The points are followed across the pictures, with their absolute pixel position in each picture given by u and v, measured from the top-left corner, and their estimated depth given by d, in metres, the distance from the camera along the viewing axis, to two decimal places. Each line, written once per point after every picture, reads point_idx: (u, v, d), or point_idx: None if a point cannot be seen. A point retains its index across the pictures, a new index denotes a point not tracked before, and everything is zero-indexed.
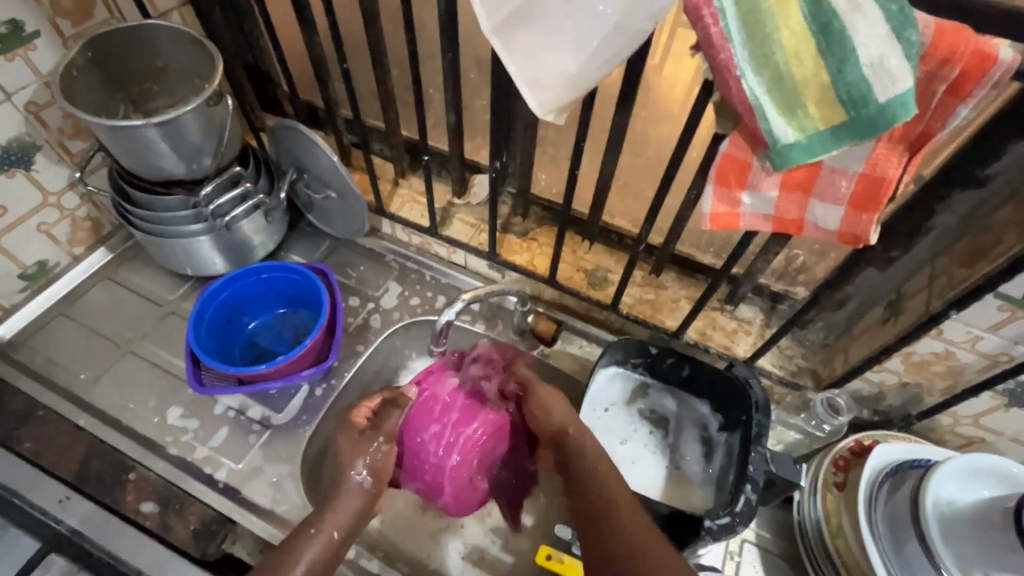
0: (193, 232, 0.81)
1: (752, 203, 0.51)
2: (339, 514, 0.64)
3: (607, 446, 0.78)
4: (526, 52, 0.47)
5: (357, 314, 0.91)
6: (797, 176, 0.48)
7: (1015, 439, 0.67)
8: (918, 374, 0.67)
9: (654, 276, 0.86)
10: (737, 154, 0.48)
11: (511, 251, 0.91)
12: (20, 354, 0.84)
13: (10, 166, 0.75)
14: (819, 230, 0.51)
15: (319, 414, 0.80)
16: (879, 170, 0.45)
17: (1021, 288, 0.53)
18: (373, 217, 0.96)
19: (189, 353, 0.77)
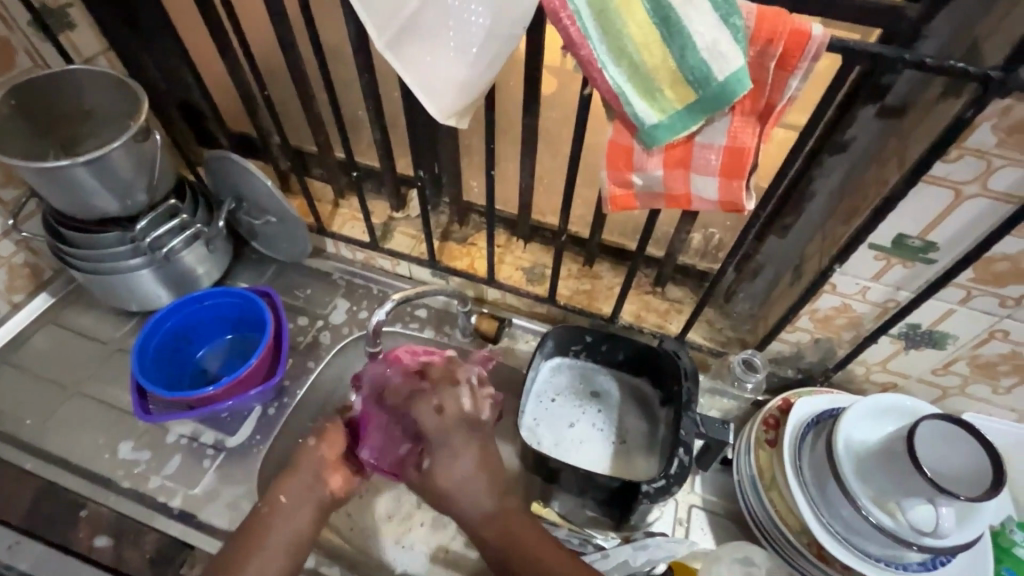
0: (132, 266, 0.83)
1: (644, 183, 0.56)
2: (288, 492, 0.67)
3: (558, 430, 0.81)
4: (416, 67, 0.51)
5: (307, 332, 0.93)
6: (675, 153, 0.53)
7: (921, 379, 0.74)
8: (824, 328, 0.73)
9: (588, 267, 0.91)
10: (617, 139, 0.53)
11: (452, 257, 0.95)
12: None
13: None
14: (704, 201, 0.56)
15: (273, 433, 0.81)
16: (739, 141, 0.50)
17: (888, 237, 0.58)
18: (317, 237, 0.99)
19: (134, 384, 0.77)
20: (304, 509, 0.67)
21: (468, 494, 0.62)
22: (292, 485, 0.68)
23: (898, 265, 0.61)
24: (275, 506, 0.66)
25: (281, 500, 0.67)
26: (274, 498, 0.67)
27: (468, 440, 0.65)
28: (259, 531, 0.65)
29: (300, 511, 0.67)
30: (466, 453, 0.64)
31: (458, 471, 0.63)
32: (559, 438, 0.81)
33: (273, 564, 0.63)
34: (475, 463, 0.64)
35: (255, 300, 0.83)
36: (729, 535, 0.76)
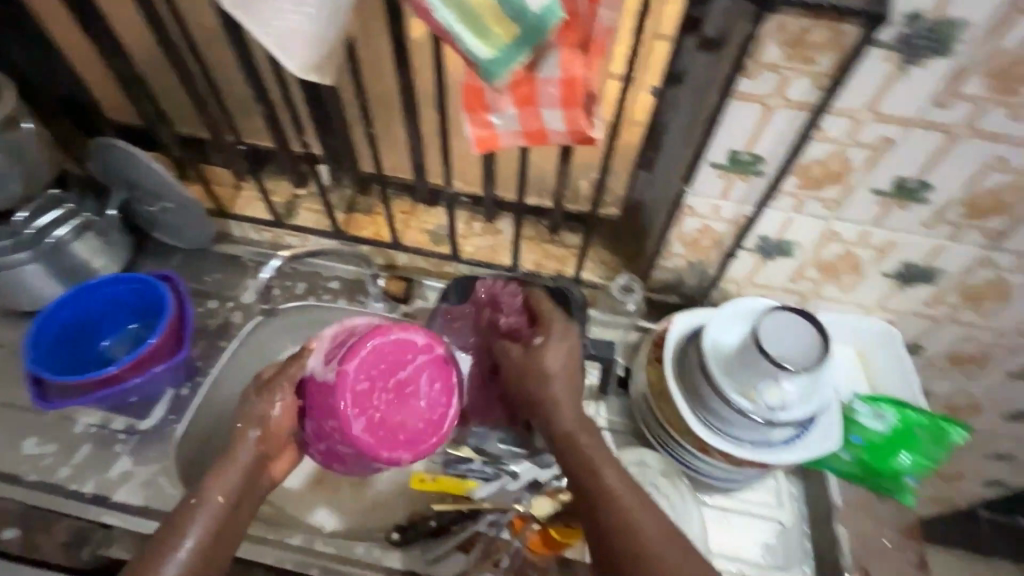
0: (17, 260, 0.80)
1: (502, 123, 0.61)
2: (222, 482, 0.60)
3: None
4: (266, 20, 0.54)
5: (217, 314, 0.94)
6: (522, 91, 0.58)
7: (782, 288, 0.83)
8: (695, 251, 0.81)
9: (490, 223, 0.96)
10: (468, 81, 0.58)
11: (358, 228, 0.97)
12: None
13: None
14: (557, 135, 0.61)
15: (188, 410, 0.81)
16: (570, 72, 0.56)
17: (723, 154, 0.66)
18: (220, 221, 0.99)
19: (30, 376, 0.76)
20: (246, 505, 0.62)
21: (579, 398, 0.66)
22: (228, 483, 0.60)
23: (739, 181, 0.69)
24: (208, 504, 0.59)
25: (219, 500, 0.59)
26: (212, 497, 0.59)
27: (567, 349, 0.68)
28: (184, 526, 0.57)
29: (238, 511, 0.60)
30: (566, 356, 0.68)
31: (568, 372, 0.67)
32: None
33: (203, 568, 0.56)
34: (570, 372, 0.67)
35: (156, 286, 0.82)
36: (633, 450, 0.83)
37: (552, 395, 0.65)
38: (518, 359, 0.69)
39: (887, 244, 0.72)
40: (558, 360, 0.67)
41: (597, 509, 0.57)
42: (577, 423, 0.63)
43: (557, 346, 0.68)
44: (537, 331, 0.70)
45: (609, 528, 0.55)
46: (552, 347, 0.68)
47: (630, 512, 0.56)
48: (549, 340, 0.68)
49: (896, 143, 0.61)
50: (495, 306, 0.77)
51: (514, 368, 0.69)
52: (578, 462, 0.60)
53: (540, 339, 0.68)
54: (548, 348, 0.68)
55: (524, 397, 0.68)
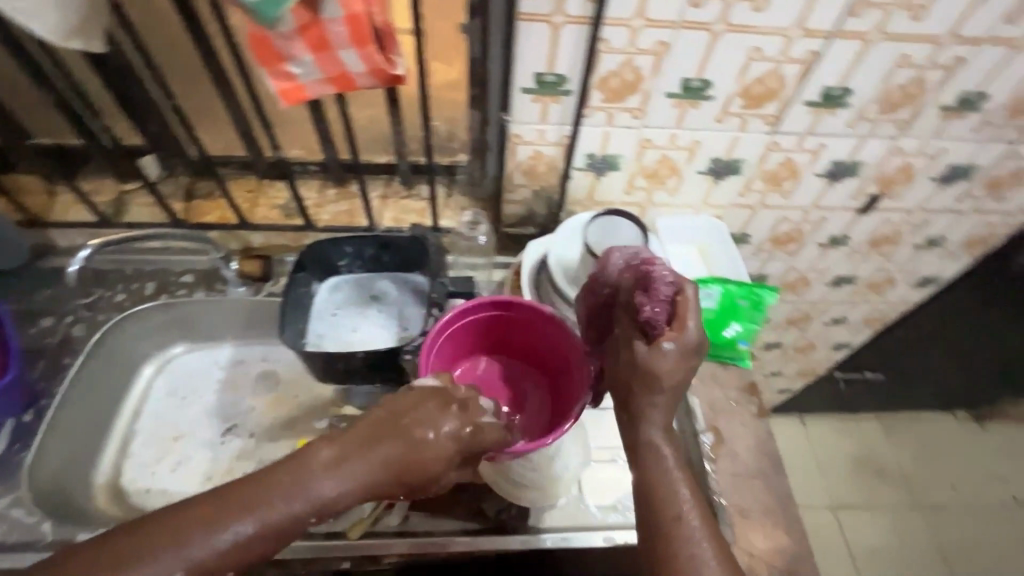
0: None
1: (302, 71, 0.61)
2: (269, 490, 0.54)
3: (341, 338, 0.87)
4: None
5: (57, 331, 0.88)
6: (314, 36, 0.58)
7: (621, 201, 0.92)
8: (535, 179, 0.86)
9: (342, 188, 0.96)
10: (255, 33, 0.58)
11: (201, 214, 0.94)
12: None
13: None
14: (360, 74, 0.62)
15: (33, 440, 0.80)
16: (353, 10, 0.56)
17: (530, 79, 0.72)
18: (39, 232, 0.91)
19: None
20: (288, 530, 0.54)
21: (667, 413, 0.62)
22: (284, 488, 0.54)
23: (551, 104, 0.75)
24: (275, 511, 0.53)
25: (274, 514, 0.53)
26: (275, 508, 0.53)
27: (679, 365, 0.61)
28: (188, 536, 0.51)
29: (268, 537, 0.53)
30: (679, 371, 0.61)
31: (677, 379, 0.61)
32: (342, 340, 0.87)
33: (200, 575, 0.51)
34: (678, 388, 0.61)
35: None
36: None
37: (647, 385, 0.61)
38: (627, 363, 0.62)
39: (694, 143, 0.82)
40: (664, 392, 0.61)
41: (662, 520, 0.57)
42: (637, 441, 0.61)
43: (667, 359, 0.60)
44: (648, 327, 0.63)
45: (659, 534, 0.57)
46: (670, 355, 0.60)
47: (657, 483, 0.59)
48: (675, 339, 0.61)
49: (670, 46, 0.69)
50: (597, 288, 0.71)
51: (629, 370, 0.62)
52: (647, 488, 0.59)
53: (670, 342, 0.60)
54: (635, 356, 0.62)
55: (624, 395, 0.63)
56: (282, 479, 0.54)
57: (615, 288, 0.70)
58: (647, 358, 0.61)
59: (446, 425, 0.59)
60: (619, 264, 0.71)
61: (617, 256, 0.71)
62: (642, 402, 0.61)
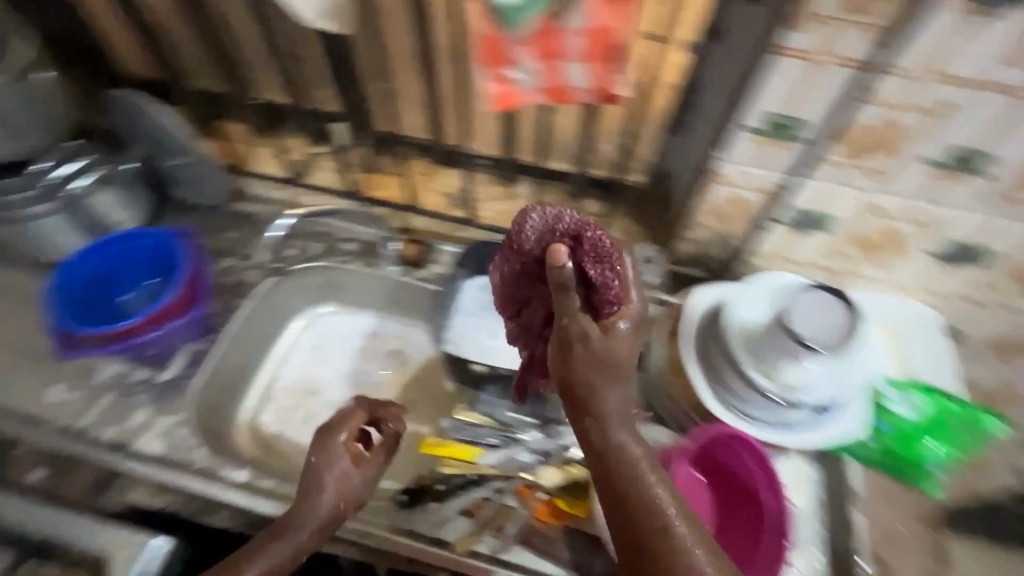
0: (38, 214, 0.81)
1: (521, 78, 0.58)
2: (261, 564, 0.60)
3: (482, 344, 0.80)
4: None
5: (233, 272, 0.93)
6: (541, 47, 0.54)
7: (816, 265, 0.78)
8: (724, 222, 0.76)
9: (508, 188, 0.93)
10: (489, 33, 0.54)
11: (374, 188, 0.96)
12: None
13: None
14: (528, 90, 0.59)
15: (205, 365, 0.83)
16: (600, 22, 0.52)
17: (762, 120, 0.61)
18: (236, 178, 0.98)
19: (58, 326, 0.78)
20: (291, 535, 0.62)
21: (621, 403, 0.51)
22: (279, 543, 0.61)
23: (776, 148, 0.64)
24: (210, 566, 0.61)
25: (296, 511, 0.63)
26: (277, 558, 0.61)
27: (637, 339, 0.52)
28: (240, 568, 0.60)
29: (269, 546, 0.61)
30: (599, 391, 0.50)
31: (606, 369, 0.50)
32: (484, 348, 0.80)
33: None
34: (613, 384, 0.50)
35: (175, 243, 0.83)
36: None
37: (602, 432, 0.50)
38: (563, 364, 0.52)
39: (931, 220, 0.67)
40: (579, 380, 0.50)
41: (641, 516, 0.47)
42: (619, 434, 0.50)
43: (624, 337, 0.51)
44: (591, 298, 0.52)
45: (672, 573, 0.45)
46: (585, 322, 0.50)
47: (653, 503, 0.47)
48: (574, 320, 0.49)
49: (958, 110, 0.55)
50: (512, 251, 0.58)
51: (584, 358, 0.50)
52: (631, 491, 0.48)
53: (612, 315, 0.52)
54: (562, 358, 0.52)
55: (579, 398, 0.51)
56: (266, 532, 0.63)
57: (539, 265, 0.57)
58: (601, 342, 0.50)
59: (342, 457, 0.68)
60: (532, 232, 0.56)
61: (532, 219, 0.56)
62: (612, 411, 0.50)
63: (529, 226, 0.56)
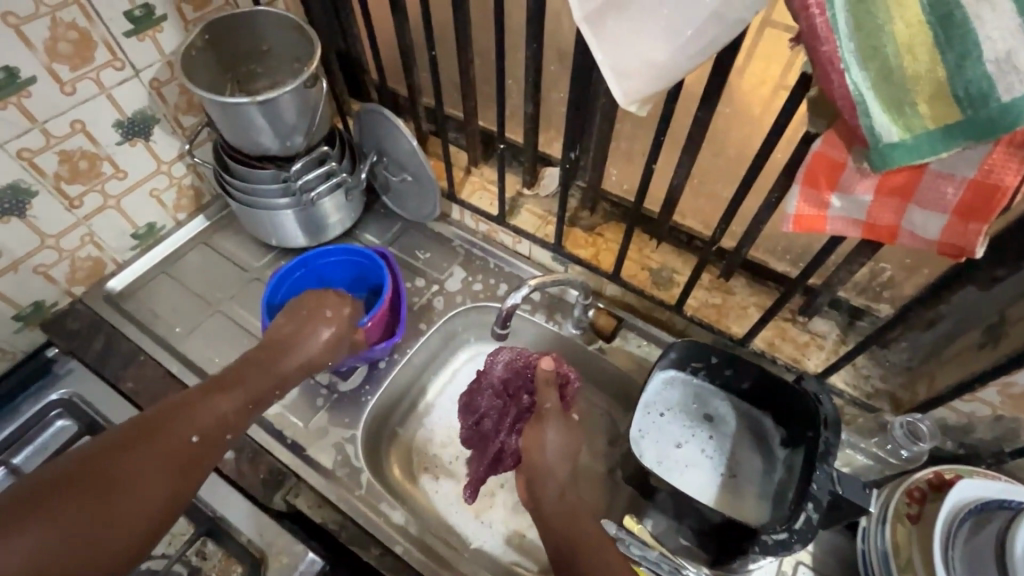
0: (279, 205, 0.88)
1: (841, 206, 0.49)
2: (195, 419, 0.62)
3: (661, 451, 0.76)
4: (616, 41, 0.47)
5: (422, 294, 0.94)
6: (895, 180, 0.45)
7: None
8: (1018, 407, 0.61)
9: (723, 280, 0.84)
10: (829, 155, 0.46)
11: (576, 244, 0.91)
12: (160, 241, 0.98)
13: (123, 69, 0.79)
14: (845, 223, 0.50)
15: (381, 385, 0.85)
16: (994, 177, 0.42)
17: None
18: (445, 202, 0.99)
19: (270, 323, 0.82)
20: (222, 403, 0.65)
21: (567, 453, 0.72)
22: (206, 414, 0.63)
23: None
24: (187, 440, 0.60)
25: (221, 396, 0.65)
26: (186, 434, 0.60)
27: (568, 432, 0.74)
28: (171, 425, 0.60)
29: (204, 414, 0.63)
30: (564, 441, 0.73)
31: (563, 454, 0.72)
32: (663, 455, 0.76)
33: (147, 506, 0.55)
34: (567, 453, 0.72)
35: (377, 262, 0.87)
36: None
37: (541, 457, 0.71)
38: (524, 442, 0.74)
39: None
40: (552, 445, 0.72)
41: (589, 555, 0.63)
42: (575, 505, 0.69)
43: (550, 420, 0.73)
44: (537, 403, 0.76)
45: None
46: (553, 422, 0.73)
47: (573, 526, 0.66)
48: (554, 416, 0.74)
49: None
50: (484, 378, 0.84)
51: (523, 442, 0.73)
52: (572, 534, 0.65)
53: (548, 408, 0.74)
54: (533, 430, 0.73)
55: (527, 472, 0.71)
56: (208, 410, 0.63)
57: (502, 384, 0.82)
58: (530, 427, 0.73)
59: (326, 329, 0.75)
60: (502, 363, 0.83)
61: (500, 355, 0.83)
62: (551, 462, 0.71)
63: (499, 355, 0.84)
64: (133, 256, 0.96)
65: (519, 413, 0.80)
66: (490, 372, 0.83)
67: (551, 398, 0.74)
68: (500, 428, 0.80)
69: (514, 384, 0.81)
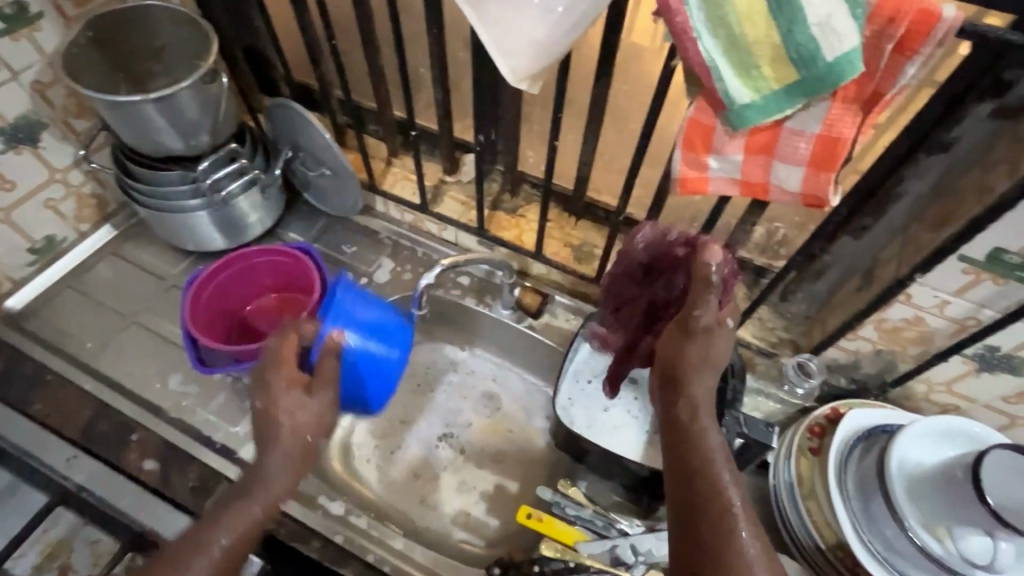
0: (191, 207, 0.85)
1: (719, 167, 0.53)
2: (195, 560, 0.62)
3: (591, 416, 0.78)
4: (498, 22, 0.49)
5: None
6: (759, 139, 0.50)
7: (989, 405, 0.69)
8: (892, 340, 0.68)
9: None
10: (703, 121, 0.50)
11: (501, 227, 0.93)
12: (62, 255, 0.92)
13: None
14: (726, 182, 0.54)
15: (313, 382, 0.84)
16: (836, 130, 0.47)
17: (984, 250, 0.54)
18: (367, 194, 0.99)
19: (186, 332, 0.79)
20: (221, 526, 0.64)
21: (702, 363, 0.53)
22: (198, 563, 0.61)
23: (988, 281, 0.57)
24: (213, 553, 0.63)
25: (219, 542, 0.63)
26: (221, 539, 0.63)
27: (713, 338, 0.53)
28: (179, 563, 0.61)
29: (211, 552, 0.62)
30: (699, 347, 0.53)
31: (700, 361, 0.53)
32: (592, 420, 0.77)
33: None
34: (709, 363, 0.53)
35: (340, 289, 0.79)
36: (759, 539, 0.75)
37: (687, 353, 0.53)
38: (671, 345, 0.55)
39: None
40: (692, 346, 0.53)
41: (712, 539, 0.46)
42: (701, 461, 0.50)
43: (713, 320, 0.53)
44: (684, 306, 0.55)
45: None
46: (701, 331, 0.53)
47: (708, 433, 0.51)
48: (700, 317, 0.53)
49: None
50: (625, 262, 0.67)
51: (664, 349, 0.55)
52: (694, 470, 0.49)
53: (718, 289, 0.53)
54: (673, 338, 0.55)
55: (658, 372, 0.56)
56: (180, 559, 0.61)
57: (643, 269, 0.66)
58: (674, 323, 0.55)
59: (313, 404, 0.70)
60: (642, 245, 0.65)
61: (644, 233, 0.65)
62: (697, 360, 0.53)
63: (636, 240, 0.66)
64: (31, 273, 0.90)
65: (659, 311, 0.67)
66: (636, 253, 0.65)
67: (704, 304, 0.53)
68: (642, 326, 0.70)
69: (672, 271, 0.64)
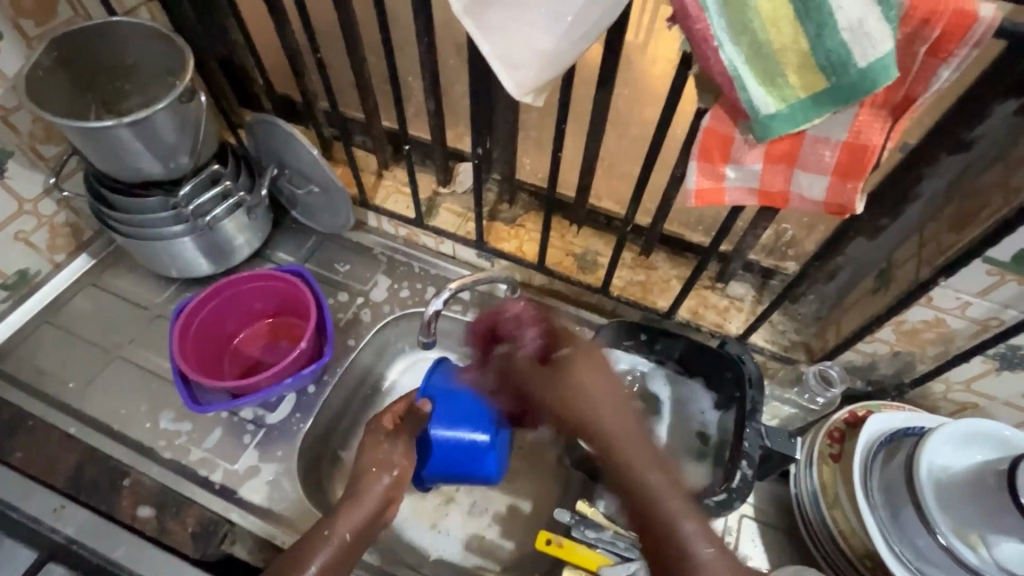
0: (173, 233, 0.80)
1: (736, 176, 0.50)
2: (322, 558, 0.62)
3: None
4: (501, 33, 0.46)
5: (347, 309, 0.90)
6: (779, 148, 0.47)
7: (1008, 403, 0.68)
8: (910, 341, 0.67)
9: (644, 256, 0.86)
10: (719, 131, 0.47)
11: (499, 239, 0.90)
12: (37, 290, 0.87)
13: None
14: (744, 193, 0.51)
15: (313, 411, 0.80)
16: (863, 137, 0.44)
17: (1009, 252, 0.53)
18: (358, 210, 0.95)
19: (176, 371, 0.75)
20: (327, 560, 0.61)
21: (596, 391, 0.60)
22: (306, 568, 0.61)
23: (1013, 281, 0.55)
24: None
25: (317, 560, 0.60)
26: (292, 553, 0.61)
27: (594, 364, 0.62)
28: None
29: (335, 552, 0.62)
30: (593, 380, 0.61)
31: (596, 393, 0.60)
32: None
33: None
34: (608, 391, 0.60)
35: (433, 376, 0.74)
36: (782, 550, 0.73)
37: (595, 414, 0.58)
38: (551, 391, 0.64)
39: None
40: (583, 383, 0.61)
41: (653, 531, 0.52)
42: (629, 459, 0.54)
43: (580, 367, 0.62)
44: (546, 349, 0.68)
45: None
46: (582, 363, 0.62)
47: (640, 470, 0.54)
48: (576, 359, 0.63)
49: None
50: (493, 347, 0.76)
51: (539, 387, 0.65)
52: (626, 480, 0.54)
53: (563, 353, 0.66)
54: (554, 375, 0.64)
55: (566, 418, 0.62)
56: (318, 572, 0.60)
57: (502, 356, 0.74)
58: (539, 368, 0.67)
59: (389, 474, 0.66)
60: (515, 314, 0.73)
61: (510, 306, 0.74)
62: (613, 422, 0.57)
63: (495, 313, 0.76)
64: (5, 310, 0.84)
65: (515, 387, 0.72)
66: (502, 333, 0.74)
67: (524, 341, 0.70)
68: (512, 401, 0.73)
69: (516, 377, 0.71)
